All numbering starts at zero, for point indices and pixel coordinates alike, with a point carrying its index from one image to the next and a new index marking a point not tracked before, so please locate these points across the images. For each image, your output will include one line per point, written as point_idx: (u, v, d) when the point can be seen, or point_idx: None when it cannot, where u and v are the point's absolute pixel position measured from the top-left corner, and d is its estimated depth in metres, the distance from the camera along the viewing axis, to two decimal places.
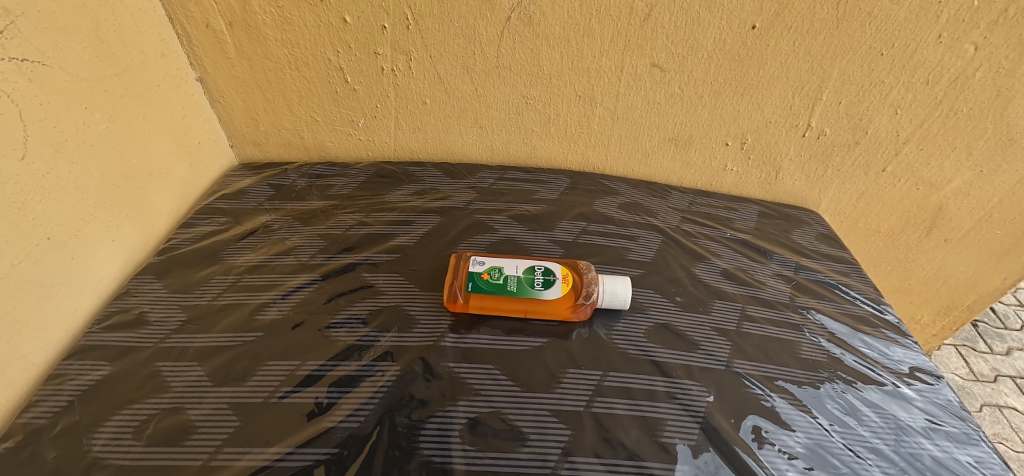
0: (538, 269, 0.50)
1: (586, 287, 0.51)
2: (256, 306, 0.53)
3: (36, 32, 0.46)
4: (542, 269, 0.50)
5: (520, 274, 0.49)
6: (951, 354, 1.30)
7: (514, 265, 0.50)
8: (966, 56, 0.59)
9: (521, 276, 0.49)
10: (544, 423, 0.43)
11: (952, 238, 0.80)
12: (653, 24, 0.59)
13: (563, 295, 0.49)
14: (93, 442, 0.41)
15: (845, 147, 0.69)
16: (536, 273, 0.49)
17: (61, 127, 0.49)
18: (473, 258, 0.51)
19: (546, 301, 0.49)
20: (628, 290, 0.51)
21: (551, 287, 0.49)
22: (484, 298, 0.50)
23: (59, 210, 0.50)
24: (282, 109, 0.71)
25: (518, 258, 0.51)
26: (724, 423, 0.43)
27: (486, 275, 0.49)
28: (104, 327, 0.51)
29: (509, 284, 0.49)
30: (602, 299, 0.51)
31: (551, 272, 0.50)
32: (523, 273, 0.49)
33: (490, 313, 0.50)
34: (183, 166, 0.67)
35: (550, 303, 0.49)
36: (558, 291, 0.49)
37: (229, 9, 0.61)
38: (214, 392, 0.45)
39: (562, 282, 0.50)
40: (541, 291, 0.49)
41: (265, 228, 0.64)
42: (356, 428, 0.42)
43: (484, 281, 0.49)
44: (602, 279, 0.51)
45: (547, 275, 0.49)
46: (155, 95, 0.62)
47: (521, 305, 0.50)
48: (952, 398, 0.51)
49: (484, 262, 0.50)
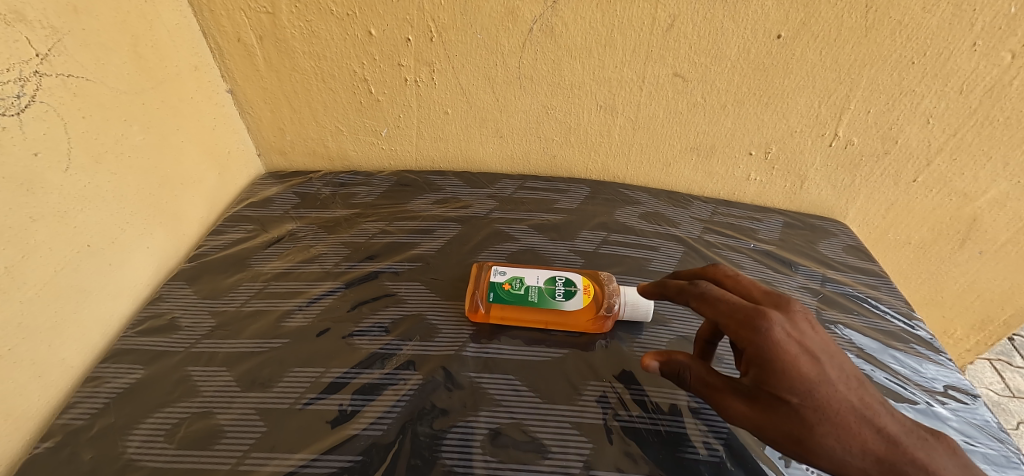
0: (559, 279, 0.50)
1: (608, 298, 0.51)
2: (282, 313, 0.54)
3: (81, 48, 0.49)
4: (562, 280, 0.50)
5: (541, 285, 0.49)
6: (985, 368, 1.25)
7: (535, 275, 0.50)
8: (1003, 64, 0.57)
9: (542, 287, 0.49)
10: (566, 436, 0.42)
11: (988, 250, 0.77)
12: (676, 34, 0.59)
13: (583, 307, 0.49)
14: (127, 444, 0.43)
15: (874, 156, 0.67)
16: (557, 283, 0.49)
17: (101, 140, 0.51)
18: (494, 268, 0.51)
19: (567, 312, 0.49)
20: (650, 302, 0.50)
21: (572, 297, 0.49)
22: (504, 308, 0.50)
23: (98, 217, 0.51)
24: (308, 120, 0.73)
25: (539, 268, 0.51)
26: (750, 440, 0.43)
27: (507, 286, 0.49)
28: (138, 331, 0.53)
29: (530, 294, 0.49)
30: (625, 311, 0.50)
31: (572, 282, 0.50)
32: (544, 284, 0.49)
33: (510, 323, 0.51)
34: (212, 175, 0.69)
35: (572, 315, 0.50)
36: (578, 302, 0.49)
37: (259, 23, 0.63)
38: (242, 396, 0.46)
39: (583, 294, 0.49)
40: (562, 302, 0.49)
41: (291, 235, 0.65)
42: (379, 436, 0.42)
43: (506, 292, 0.49)
44: (625, 293, 0.51)
45: (567, 286, 0.49)
46: (189, 108, 0.64)
47: (542, 316, 0.50)
48: (990, 418, 0.49)
49: (505, 272, 0.50)
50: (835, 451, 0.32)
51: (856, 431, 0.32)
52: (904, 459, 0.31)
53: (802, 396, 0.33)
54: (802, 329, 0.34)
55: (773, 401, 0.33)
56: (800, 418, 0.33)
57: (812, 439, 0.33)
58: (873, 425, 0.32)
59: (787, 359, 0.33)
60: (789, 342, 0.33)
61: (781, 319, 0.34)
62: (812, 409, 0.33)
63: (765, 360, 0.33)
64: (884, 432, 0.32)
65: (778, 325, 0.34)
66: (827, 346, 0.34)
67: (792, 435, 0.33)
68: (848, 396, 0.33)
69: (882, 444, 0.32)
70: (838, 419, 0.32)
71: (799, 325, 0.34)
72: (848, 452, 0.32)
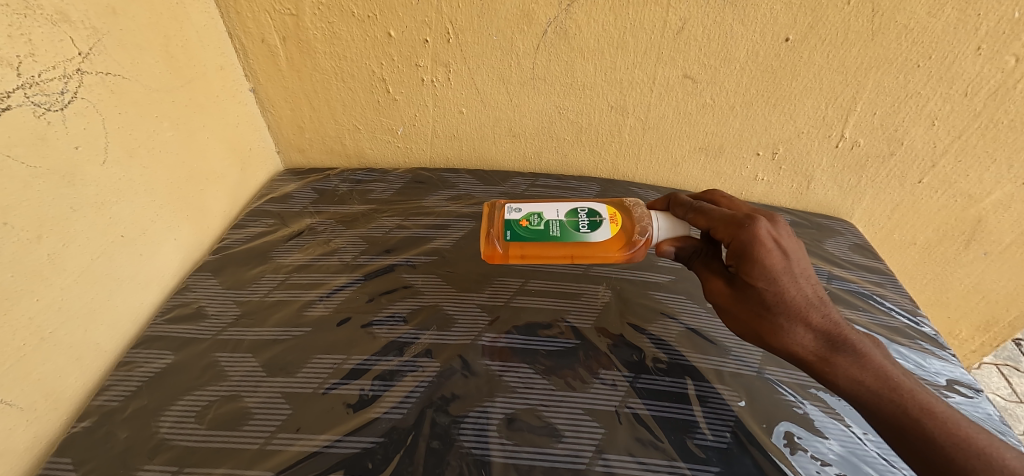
0: (580, 211, 0.50)
1: (638, 222, 0.50)
2: (304, 302, 0.56)
3: (118, 48, 0.51)
4: (584, 211, 0.50)
5: (562, 218, 0.50)
6: (991, 373, 1.25)
7: (555, 210, 0.50)
8: (1007, 68, 0.58)
9: (563, 220, 0.50)
10: (579, 421, 0.44)
11: (992, 252, 0.78)
12: (686, 37, 0.60)
13: (609, 236, 0.50)
14: (160, 424, 0.45)
15: (879, 157, 0.69)
16: (579, 215, 0.50)
17: (135, 135, 0.54)
18: (509, 207, 0.51)
19: (591, 243, 0.50)
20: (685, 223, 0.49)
21: (596, 228, 0.49)
22: (524, 246, 0.51)
23: (131, 210, 0.54)
24: (327, 118, 0.75)
25: (557, 202, 0.51)
26: (757, 427, 0.44)
27: (525, 223, 0.50)
28: (167, 319, 0.55)
29: (551, 228, 0.49)
30: (659, 236, 0.49)
31: (596, 213, 0.50)
32: (565, 217, 0.50)
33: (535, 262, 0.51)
34: (235, 171, 0.72)
35: (597, 245, 0.50)
36: (604, 232, 0.49)
37: (283, 25, 0.65)
38: (267, 381, 0.48)
39: (608, 223, 0.50)
40: (587, 233, 0.49)
41: (310, 230, 0.67)
42: (399, 419, 0.44)
43: (524, 229, 0.49)
44: (656, 213, 0.50)
45: (591, 217, 0.50)
46: (214, 106, 0.66)
47: (565, 249, 0.50)
48: (992, 412, 0.50)
49: (521, 210, 0.50)
50: (786, 330, 0.41)
51: (805, 316, 0.40)
52: (840, 341, 0.40)
53: (767, 281, 0.40)
54: (782, 232, 0.42)
55: (743, 286, 0.42)
56: (762, 298, 0.41)
57: (769, 318, 0.41)
58: (819, 311, 0.40)
59: (762, 250, 0.40)
60: (767, 239, 0.41)
61: (765, 223, 0.42)
62: (773, 293, 0.40)
63: (742, 250, 0.41)
64: (828, 317, 0.40)
65: (761, 225, 0.41)
66: (797, 248, 0.42)
67: (754, 311, 0.42)
68: (806, 290, 0.41)
69: (827, 329, 0.40)
70: (795, 306, 0.40)
71: (780, 230, 0.42)
72: (797, 332, 0.41)
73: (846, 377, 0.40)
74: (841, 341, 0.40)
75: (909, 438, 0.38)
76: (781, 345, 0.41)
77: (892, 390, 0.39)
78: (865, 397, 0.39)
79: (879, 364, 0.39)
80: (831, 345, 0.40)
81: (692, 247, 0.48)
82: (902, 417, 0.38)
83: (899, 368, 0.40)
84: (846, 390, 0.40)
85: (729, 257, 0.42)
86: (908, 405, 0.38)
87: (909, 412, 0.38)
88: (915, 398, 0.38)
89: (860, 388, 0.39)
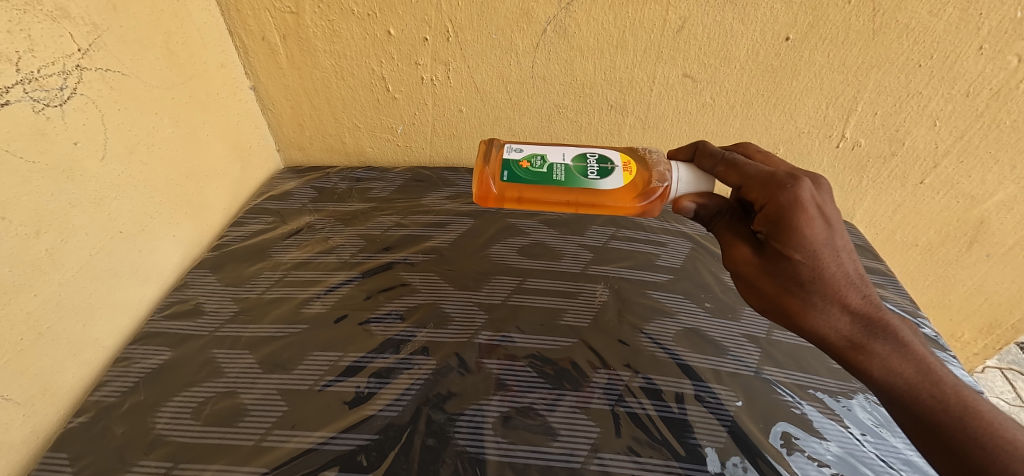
0: (589, 157, 0.48)
1: (654, 170, 0.48)
2: (302, 300, 0.56)
3: (118, 44, 0.51)
4: (594, 157, 0.48)
5: (569, 163, 0.47)
6: (995, 377, 1.24)
7: (561, 154, 0.48)
8: (1009, 68, 0.58)
9: (569, 165, 0.47)
10: (575, 420, 0.44)
11: (995, 253, 0.78)
12: (686, 36, 0.60)
13: (621, 185, 0.47)
14: (156, 420, 0.45)
15: (880, 158, 0.69)
16: (588, 161, 0.48)
17: (135, 131, 0.54)
18: (509, 147, 0.49)
19: (598, 191, 0.47)
20: (709, 178, 0.46)
21: (607, 176, 0.47)
22: (523, 189, 0.48)
23: (130, 206, 0.54)
24: (327, 116, 0.75)
25: (564, 147, 0.49)
26: (754, 428, 0.44)
27: (527, 164, 0.48)
28: (165, 315, 0.56)
29: (555, 172, 0.47)
30: (679, 189, 0.47)
31: (607, 160, 0.48)
32: (572, 162, 0.48)
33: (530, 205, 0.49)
34: (235, 168, 0.72)
35: (604, 192, 0.47)
36: (615, 180, 0.47)
37: (283, 22, 0.65)
38: (264, 378, 0.48)
39: (621, 172, 0.47)
40: (596, 180, 0.47)
41: (309, 227, 0.68)
42: (394, 417, 0.44)
43: (525, 170, 0.48)
44: (679, 164, 0.47)
45: (601, 164, 0.48)
46: (215, 103, 0.67)
47: (567, 195, 0.48)
48: None
49: (523, 150, 0.49)
50: (819, 311, 0.37)
51: (844, 295, 0.37)
52: (880, 327, 0.37)
53: (805, 252, 0.36)
54: (826, 198, 0.38)
55: (777, 255, 0.38)
56: (795, 272, 0.37)
57: (801, 296, 0.37)
58: (859, 292, 0.37)
59: (803, 216, 0.36)
60: (810, 204, 0.37)
61: (809, 185, 0.37)
62: (811, 266, 0.37)
63: (780, 215, 0.37)
64: (868, 298, 0.37)
65: (805, 187, 0.37)
66: (840, 218, 0.37)
67: (783, 286, 0.38)
68: (846, 266, 0.37)
69: (867, 311, 0.36)
70: (833, 284, 0.37)
71: (824, 195, 0.38)
72: (832, 313, 0.37)
73: (882, 366, 0.36)
74: (879, 326, 0.37)
75: (944, 435, 0.35)
76: (810, 326, 0.38)
77: (932, 384, 0.36)
78: (901, 391, 0.36)
79: (922, 359, 0.36)
80: (869, 330, 0.37)
81: (715, 206, 0.44)
82: (939, 413, 0.35)
83: (941, 360, 0.37)
84: (879, 380, 0.37)
85: (763, 222, 0.38)
86: (951, 403, 0.35)
87: (950, 411, 0.35)
88: (957, 393, 0.35)
89: (895, 379, 0.36)
